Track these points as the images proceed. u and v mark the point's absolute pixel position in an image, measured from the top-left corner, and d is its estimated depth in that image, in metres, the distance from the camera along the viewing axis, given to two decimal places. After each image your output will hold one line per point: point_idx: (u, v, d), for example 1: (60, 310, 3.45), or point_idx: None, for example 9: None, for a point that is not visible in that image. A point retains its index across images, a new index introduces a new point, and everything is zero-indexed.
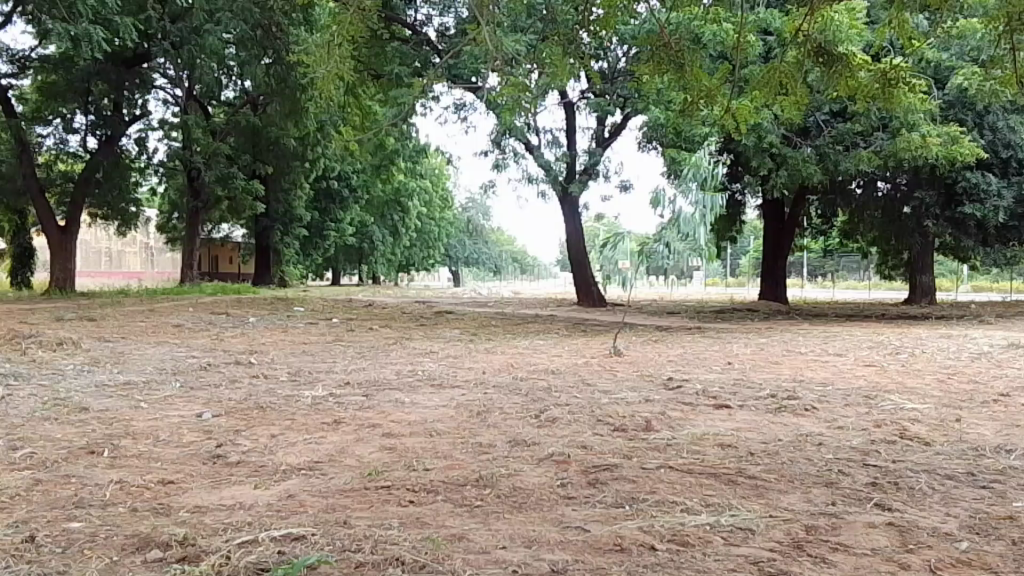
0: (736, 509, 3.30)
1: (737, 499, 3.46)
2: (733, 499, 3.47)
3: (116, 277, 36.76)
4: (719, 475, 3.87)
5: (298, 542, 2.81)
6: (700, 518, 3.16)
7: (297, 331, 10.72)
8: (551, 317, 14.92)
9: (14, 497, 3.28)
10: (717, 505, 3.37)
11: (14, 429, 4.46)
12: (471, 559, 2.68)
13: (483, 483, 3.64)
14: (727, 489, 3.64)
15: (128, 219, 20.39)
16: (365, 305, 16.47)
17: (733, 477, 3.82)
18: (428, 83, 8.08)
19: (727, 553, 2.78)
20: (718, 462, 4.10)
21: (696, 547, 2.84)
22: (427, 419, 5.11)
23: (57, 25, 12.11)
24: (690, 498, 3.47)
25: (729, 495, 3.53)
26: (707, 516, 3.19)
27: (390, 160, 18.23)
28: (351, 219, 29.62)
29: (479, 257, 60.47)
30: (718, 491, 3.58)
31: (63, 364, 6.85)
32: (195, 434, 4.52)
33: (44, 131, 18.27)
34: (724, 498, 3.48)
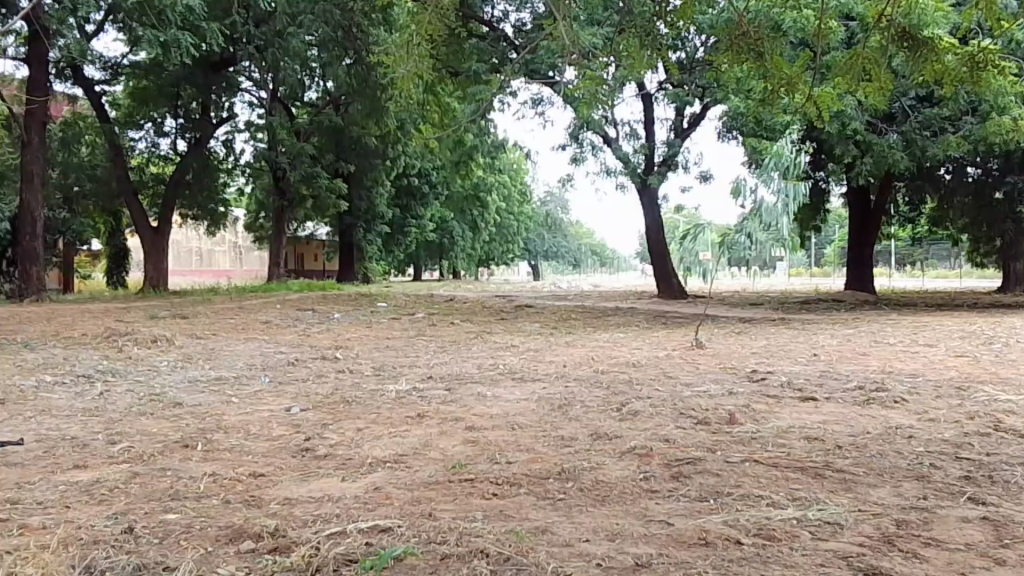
0: (823, 504, 3.18)
1: (825, 494, 3.33)
2: (820, 493, 3.35)
3: (206, 276, 38.27)
4: (806, 468, 3.74)
5: (384, 534, 2.83)
6: (787, 513, 3.05)
7: (380, 326, 10.89)
8: (631, 310, 14.76)
9: (113, 489, 3.41)
10: (805, 499, 3.25)
11: (114, 424, 4.64)
12: (555, 552, 2.65)
13: (566, 476, 3.61)
14: (814, 483, 3.51)
15: (217, 219, 21.07)
16: (444, 300, 16.61)
17: (820, 471, 3.69)
18: (506, 78, 8.08)
19: (816, 548, 2.68)
20: (805, 456, 3.97)
21: (784, 542, 2.74)
22: (508, 412, 5.11)
23: (148, 33, 12.62)
24: (776, 492, 3.36)
25: (816, 489, 3.41)
26: (794, 511, 3.08)
27: (469, 156, 18.32)
28: (432, 215, 29.95)
29: (558, 250, 60.39)
30: (805, 485, 3.46)
31: (160, 360, 7.12)
32: (284, 427, 4.63)
33: (136, 135, 19.07)
34: (811, 492, 3.36)
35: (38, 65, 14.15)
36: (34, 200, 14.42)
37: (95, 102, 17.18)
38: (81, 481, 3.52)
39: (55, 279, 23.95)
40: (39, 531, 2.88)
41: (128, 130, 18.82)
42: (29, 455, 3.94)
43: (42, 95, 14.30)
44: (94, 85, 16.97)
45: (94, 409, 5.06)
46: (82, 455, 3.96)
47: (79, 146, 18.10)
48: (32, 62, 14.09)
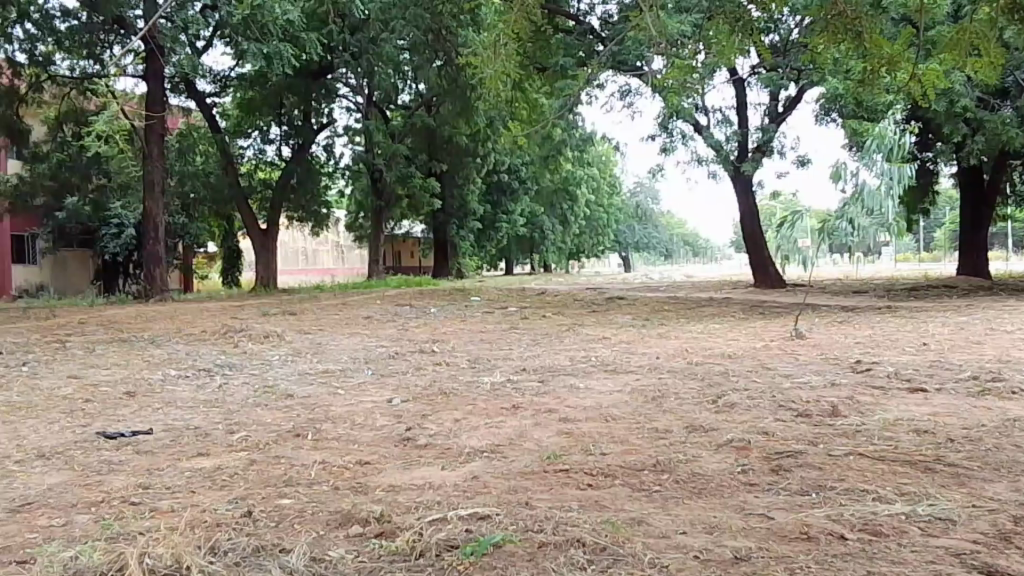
0: (934, 499, 3.14)
1: (935, 489, 3.29)
2: (930, 488, 3.31)
3: (310, 275, 39.68)
4: (915, 463, 3.68)
5: (484, 522, 2.97)
6: (895, 508, 3.03)
7: (474, 320, 11.11)
8: (728, 300, 14.59)
9: (233, 475, 3.68)
10: (913, 494, 3.22)
11: (232, 414, 4.96)
12: (652, 543, 2.73)
13: (661, 468, 3.67)
14: (924, 477, 3.46)
15: (321, 221, 21.62)
16: (539, 293, 16.79)
17: (930, 465, 3.63)
18: (594, 72, 8.12)
19: (925, 545, 2.67)
20: (915, 450, 3.90)
21: (890, 537, 2.74)
22: (603, 404, 5.19)
23: (253, 47, 13.21)
24: (884, 486, 3.33)
25: (926, 484, 3.36)
26: (902, 506, 3.06)
27: (558, 150, 18.41)
28: (523, 210, 30.12)
29: (648, 241, 59.81)
30: (914, 480, 3.42)
31: (271, 354, 7.51)
32: (387, 418, 4.85)
33: (246, 143, 19.95)
34: (921, 487, 3.32)
35: (155, 81, 15.09)
36: (156, 207, 15.33)
37: (206, 114, 18.03)
38: (205, 468, 3.79)
39: (175, 280, 25.34)
40: (169, 514, 3.13)
41: (237, 139, 19.73)
42: (159, 444, 4.27)
43: (160, 109, 15.20)
44: (205, 97, 17.87)
45: (213, 400, 5.41)
46: (204, 444, 4.26)
47: (194, 156, 19.01)
48: (150, 79, 15.04)
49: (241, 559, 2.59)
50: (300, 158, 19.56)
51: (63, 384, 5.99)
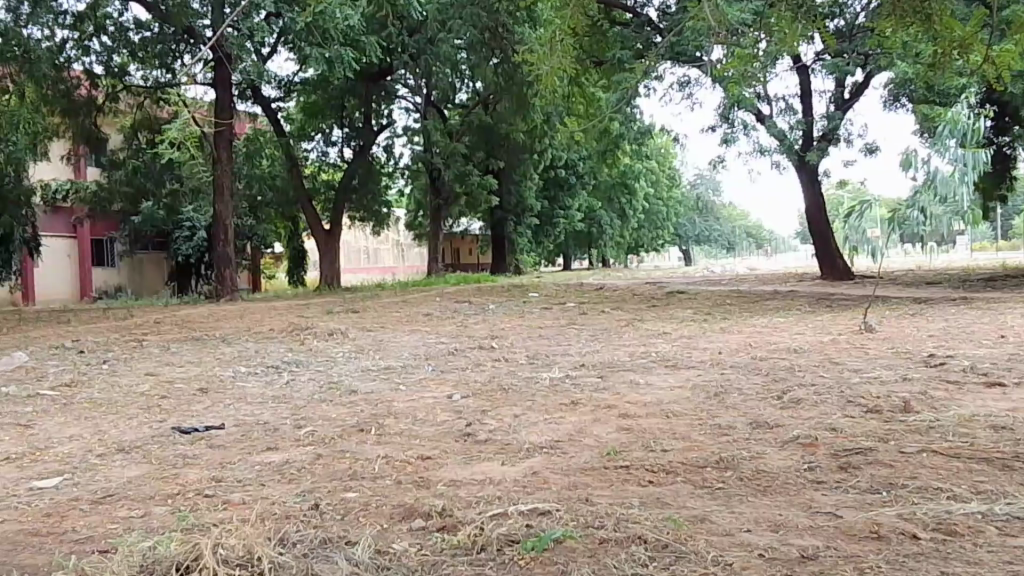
0: (1012, 498, 3.08)
1: (1014, 487, 3.22)
2: (1009, 486, 3.24)
3: (372, 273, 40.29)
4: (992, 461, 3.60)
5: (545, 517, 3.02)
6: (971, 507, 2.98)
7: (533, 316, 11.15)
8: (792, 294, 14.32)
9: (301, 469, 3.80)
10: (990, 493, 3.16)
11: (299, 410, 5.11)
12: (715, 541, 2.74)
13: (724, 465, 3.66)
14: (1001, 475, 3.39)
15: (382, 220, 21.90)
16: (598, 289, 16.76)
17: (1008, 463, 3.55)
18: (651, 65, 8.06)
19: (1002, 545, 2.63)
20: (992, 447, 3.82)
21: (965, 537, 2.70)
22: (663, 400, 5.18)
23: (315, 51, 13.50)
24: (958, 485, 3.28)
25: (1004, 482, 3.29)
26: (978, 505, 3.01)
27: (616, 144, 18.32)
28: (581, 205, 30.02)
29: (709, 234, 58.94)
30: (990, 478, 3.35)
31: (336, 351, 7.69)
32: (448, 413, 4.93)
33: (309, 146, 20.35)
34: (998, 486, 3.25)
35: (224, 89, 15.60)
36: (225, 210, 15.78)
37: (271, 118, 18.45)
38: (274, 462, 3.93)
39: (243, 280, 25.97)
40: (241, 507, 3.25)
41: (301, 142, 20.16)
42: (230, 439, 4.42)
43: (228, 115, 15.62)
44: (270, 102, 18.26)
45: (281, 396, 5.57)
46: (273, 438, 4.40)
47: (260, 159, 19.50)
48: (218, 86, 15.54)
49: (309, 551, 2.68)
50: (361, 159, 19.87)
51: (141, 381, 6.24)
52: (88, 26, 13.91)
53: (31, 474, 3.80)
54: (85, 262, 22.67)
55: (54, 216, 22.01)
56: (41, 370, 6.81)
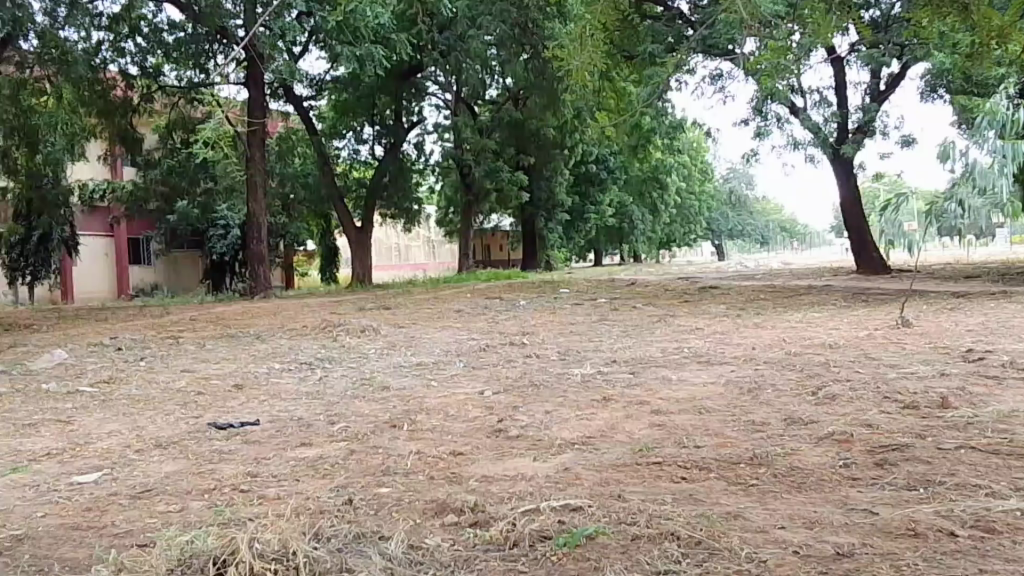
0: None
1: None
2: None
3: (404, 270, 40.49)
4: None
5: (576, 513, 3.02)
6: (1010, 504, 2.93)
7: (564, 312, 11.14)
8: (827, 288, 14.14)
9: (335, 464, 3.84)
10: None
11: (332, 406, 5.15)
12: (749, 538, 2.72)
13: (758, 462, 3.63)
14: None
15: (413, 217, 21.99)
16: (630, 284, 16.69)
17: None
18: (683, 58, 7.99)
19: None
20: None
21: (1005, 535, 2.65)
22: (696, 396, 5.16)
23: (346, 49, 13.59)
24: (997, 482, 3.22)
25: None
26: (1018, 501, 2.95)
27: (648, 138, 18.22)
28: (612, 200, 29.91)
29: (742, 228, 58.32)
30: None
31: (368, 348, 7.75)
32: (479, 409, 4.95)
33: (341, 144, 20.49)
34: None
35: (257, 87, 15.78)
36: (259, 208, 15.96)
37: (303, 116, 18.60)
38: (308, 457, 3.97)
39: (277, 278, 26.23)
40: (276, 501, 3.29)
41: (333, 140, 20.29)
42: (265, 434, 4.48)
43: (260, 114, 15.79)
44: (302, 101, 18.41)
45: (315, 392, 5.64)
46: (308, 434, 4.45)
47: (293, 157, 19.70)
48: (251, 85, 15.73)
49: (343, 545, 2.70)
50: (392, 157, 19.97)
51: (178, 378, 6.34)
52: (123, 27, 14.10)
53: (72, 469, 3.88)
54: (122, 261, 23.08)
55: (92, 215, 22.43)
56: (81, 367, 6.95)
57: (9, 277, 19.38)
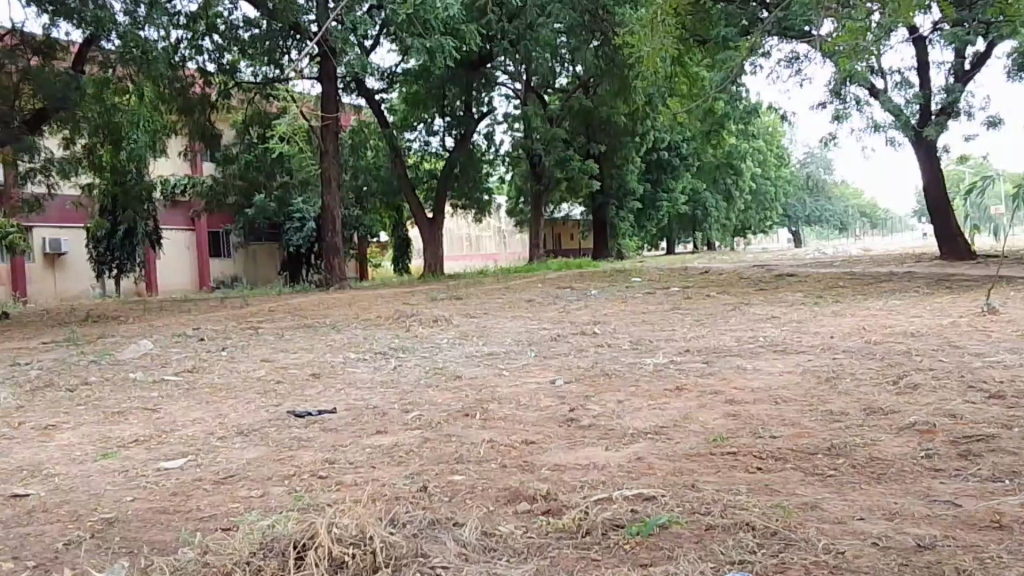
0: None
1: None
2: None
3: (475, 260, 40.74)
4: None
5: (649, 502, 3.00)
6: None
7: (636, 301, 11.03)
8: (910, 275, 13.64)
9: (408, 452, 3.91)
10: None
11: (406, 394, 5.24)
12: (826, 529, 2.66)
13: (836, 452, 3.55)
14: None
15: (484, 208, 22.09)
16: (702, 272, 16.44)
17: None
18: (756, 41, 7.84)
19: None
20: None
21: None
22: (772, 386, 5.06)
23: (416, 41, 13.71)
24: None
25: None
26: None
27: (721, 124, 17.87)
28: (684, 187, 29.47)
29: (822, 213, 56.64)
30: None
31: (440, 338, 7.84)
32: (550, 398, 4.96)
33: (412, 136, 20.69)
34: None
35: (329, 82, 16.12)
36: (334, 201, 16.23)
37: (375, 110, 18.85)
38: (383, 444, 4.05)
39: (352, 269, 26.68)
40: (353, 487, 3.37)
41: (404, 132, 20.51)
42: (342, 421, 4.58)
43: (334, 109, 16.09)
44: (374, 94, 18.68)
45: (390, 380, 5.74)
46: (383, 422, 4.54)
47: (366, 150, 20.00)
48: (324, 80, 16.08)
49: (417, 531, 2.74)
50: (463, 148, 20.10)
51: (258, 367, 6.53)
52: (201, 26, 14.37)
53: (159, 455, 4.05)
54: (203, 254, 23.85)
55: (174, 210, 23.24)
56: (166, 357, 7.23)
57: (97, 270, 20.25)
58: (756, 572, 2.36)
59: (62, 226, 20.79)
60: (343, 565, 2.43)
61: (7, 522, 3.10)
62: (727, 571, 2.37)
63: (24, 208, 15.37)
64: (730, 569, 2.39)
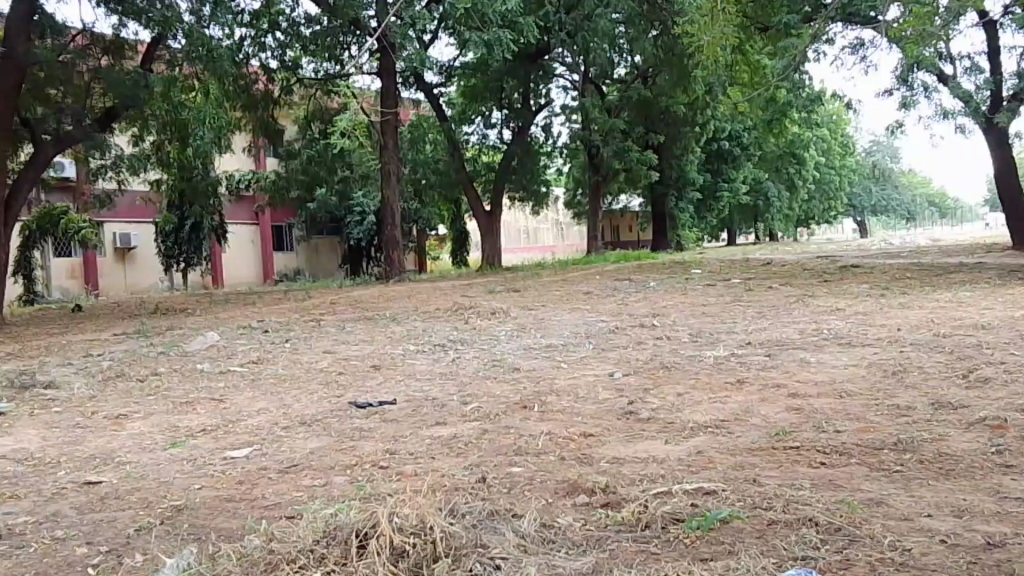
0: None
1: None
2: None
3: (532, 251, 40.75)
4: None
5: (709, 496, 2.97)
6: None
7: (696, 293, 10.90)
8: (981, 266, 13.17)
9: (468, 443, 3.94)
10: None
11: (464, 386, 5.28)
12: (892, 525, 2.59)
13: (903, 447, 3.45)
14: None
15: (541, 200, 22.03)
16: (763, 264, 16.17)
17: None
18: (820, 27, 7.71)
19: None
20: None
21: None
22: (836, 379, 4.95)
23: (474, 35, 13.75)
24: None
25: None
26: None
27: (784, 112, 17.49)
28: (745, 177, 28.95)
29: (888, 203, 55.08)
30: None
31: (498, 330, 7.87)
32: (609, 391, 4.94)
33: (470, 129, 20.73)
34: None
35: (389, 77, 16.27)
36: (393, 194, 16.37)
37: (433, 104, 18.95)
38: (443, 436, 4.09)
39: (411, 262, 26.94)
40: (413, 477, 3.41)
41: (462, 126, 20.56)
42: (402, 413, 4.64)
43: (393, 103, 16.24)
44: (432, 88, 18.78)
45: (449, 372, 5.79)
46: (442, 413, 4.58)
47: (424, 144, 20.13)
48: (383, 75, 16.23)
49: (477, 522, 2.75)
50: (520, 140, 20.10)
51: (320, 359, 6.64)
52: (263, 22, 14.44)
53: (225, 444, 4.16)
54: (267, 248, 24.38)
55: (239, 205, 23.79)
56: (232, 349, 7.40)
57: (166, 264, 20.88)
58: (820, 568, 2.32)
59: (132, 221, 21.43)
60: (404, 554, 2.45)
61: (82, 508, 3.22)
62: (790, 567, 2.33)
63: (96, 204, 15.86)
64: (792, 565, 2.35)
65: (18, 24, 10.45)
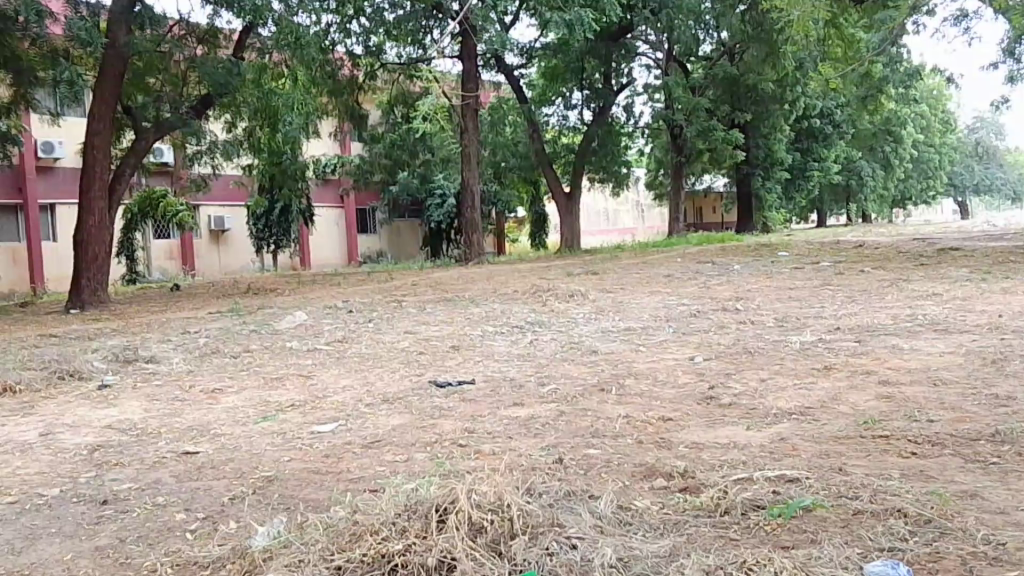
0: None
1: None
2: None
3: (613, 234, 40.54)
4: None
5: (792, 484, 2.91)
6: None
7: (782, 276, 10.64)
8: None
9: (545, 425, 3.96)
10: None
11: (543, 367, 5.31)
12: (988, 519, 2.50)
13: (1001, 439, 3.31)
14: None
15: (622, 181, 21.75)
16: (853, 245, 15.70)
17: None
18: None
19: None
20: None
21: None
22: (931, 367, 4.77)
23: (556, 16, 13.68)
24: None
25: None
26: None
27: (880, 88, 16.76)
28: (838, 156, 27.88)
29: (992, 182, 52.22)
30: None
31: (577, 312, 7.86)
32: (689, 375, 4.90)
33: (550, 111, 20.60)
34: None
35: (470, 60, 16.35)
36: (473, 176, 16.44)
37: (515, 86, 18.93)
38: (520, 416, 4.13)
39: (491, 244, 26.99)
40: (491, 456, 3.46)
41: (542, 107, 20.47)
42: (482, 393, 4.70)
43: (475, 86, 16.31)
44: (513, 70, 18.74)
45: (528, 354, 5.83)
46: (519, 394, 4.62)
47: (504, 126, 20.10)
48: (464, 58, 16.29)
49: (554, 501, 2.77)
50: (601, 121, 19.89)
51: (402, 339, 6.77)
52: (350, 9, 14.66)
53: (312, 419, 4.30)
54: (351, 229, 24.90)
55: (326, 188, 24.36)
56: (319, 327, 7.64)
57: (257, 245, 21.79)
58: (907, 561, 2.25)
59: (226, 204, 22.18)
60: (482, 530, 2.48)
61: (181, 476, 3.39)
62: (876, 558, 2.27)
63: (191, 187, 16.45)
64: (879, 556, 2.29)
65: (119, 15, 10.90)
